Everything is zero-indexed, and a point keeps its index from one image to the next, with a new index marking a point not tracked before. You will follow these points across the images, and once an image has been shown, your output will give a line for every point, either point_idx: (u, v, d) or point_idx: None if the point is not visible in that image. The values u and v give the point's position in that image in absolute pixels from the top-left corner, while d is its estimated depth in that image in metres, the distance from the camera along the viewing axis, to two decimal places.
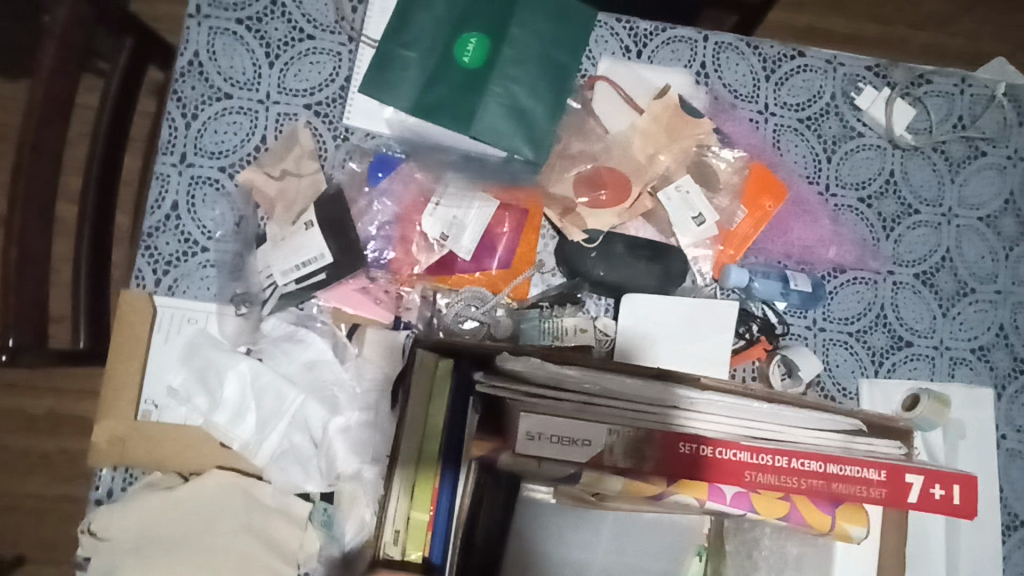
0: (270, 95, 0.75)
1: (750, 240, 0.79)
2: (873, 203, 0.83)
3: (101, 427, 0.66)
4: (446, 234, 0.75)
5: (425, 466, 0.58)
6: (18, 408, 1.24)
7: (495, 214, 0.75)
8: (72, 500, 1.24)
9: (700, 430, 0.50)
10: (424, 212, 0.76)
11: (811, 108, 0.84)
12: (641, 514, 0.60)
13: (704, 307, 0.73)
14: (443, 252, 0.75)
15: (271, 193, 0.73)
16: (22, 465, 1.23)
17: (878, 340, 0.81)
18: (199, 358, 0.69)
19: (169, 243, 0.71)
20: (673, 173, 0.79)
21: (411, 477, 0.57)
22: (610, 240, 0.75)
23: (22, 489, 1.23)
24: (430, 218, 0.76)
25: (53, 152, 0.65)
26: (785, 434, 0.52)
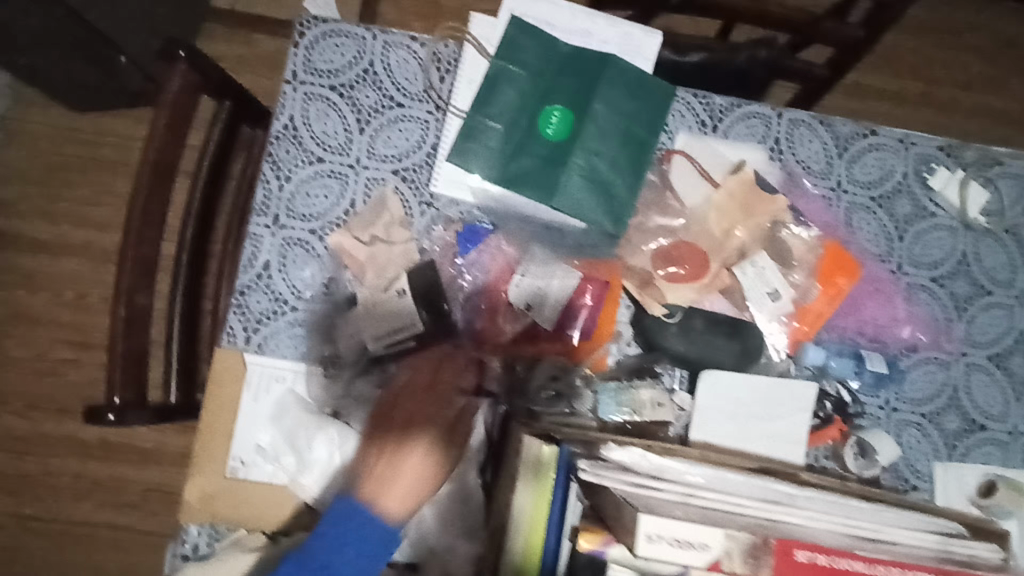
0: (359, 161, 0.77)
1: (825, 317, 0.79)
2: (945, 283, 0.84)
3: (193, 483, 0.68)
4: (530, 303, 0.75)
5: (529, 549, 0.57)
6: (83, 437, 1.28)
7: (578, 285, 0.75)
8: None
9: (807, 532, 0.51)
10: (510, 282, 0.76)
11: (883, 186, 0.85)
12: None
13: (780, 387, 0.74)
14: (526, 320, 0.75)
15: (361, 257, 0.74)
16: None
17: (952, 422, 0.81)
18: (289, 419, 0.70)
19: (259, 301, 0.73)
20: (748, 248, 0.79)
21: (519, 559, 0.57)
22: (689, 315, 0.76)
23: None
24: (516, 288, 0.76)
25: (159, 221, 0.68)
26: (887, 536, 0.52)
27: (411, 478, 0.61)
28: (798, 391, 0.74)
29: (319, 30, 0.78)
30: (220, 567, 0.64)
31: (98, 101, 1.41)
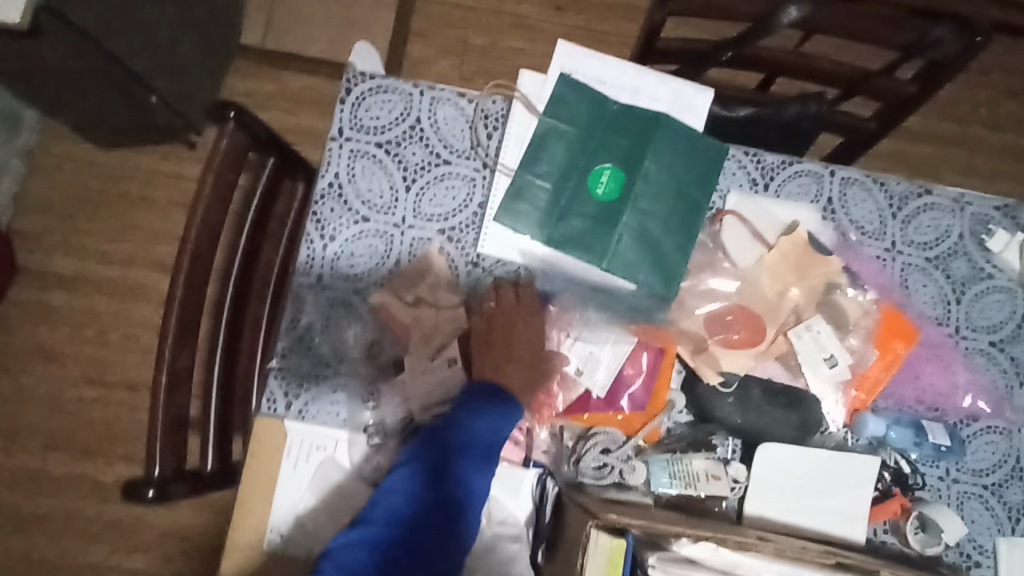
0: (405, 219, 0.75)
1: (882, 384, 0.77)
2: (1005, 347, 0.81)
3: (230, 559, 0.67)
4: (582, 370, 0.73)
5: None
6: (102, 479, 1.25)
7: (631, 351, 0.73)
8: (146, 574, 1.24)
9: None
10: (564, 346, 0.74)
11: (939, 247, 0.82)
12: None
13: (837, 460, 0.71)
14: (579, 390, 0.72)
15: (406, 320, 0.72)
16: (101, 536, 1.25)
17: (1016, 495, 0.77)
18: (329, 490, 0.68)
19: (300, 365, 0.71)
20: (802, 310, 0.77)
21: None
22: (746, 384, 0.73)
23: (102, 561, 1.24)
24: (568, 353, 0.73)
25: (201, 283, 0.67)
26: None
27: (527, 350, 0.72)
28: (859, 466, 0.71)
29: (367, 86, 0.77)
30: None
31: (126, 136, 1.40)
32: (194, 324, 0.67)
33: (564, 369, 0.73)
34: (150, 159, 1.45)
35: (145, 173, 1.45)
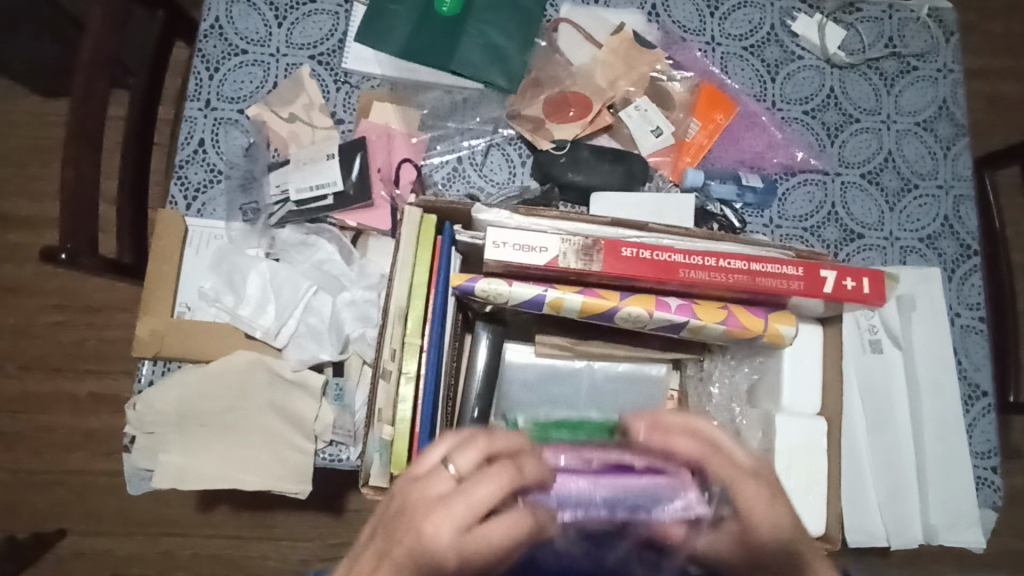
0: (279, 50, 0.87)
1: (705, 149, 0.89)
2: (817, 114, 0.93)
3: (143, 322, 0.75)
4: (507, 295, 0.59)
5: (412, 314, 0.61)
6: (63, 390, 1.29)
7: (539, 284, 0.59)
8: (114, 474, 1.27)
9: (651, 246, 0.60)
10: (484, 291, 0.59)
11: (753, 37, 0.94)
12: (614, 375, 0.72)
13: (658, 200, 0.82)
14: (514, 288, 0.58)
15: (283, 133, 0.85)
16: (63, 442, 1.27)
17: (832, 233, 0.90)
18: (225, 264, 0.79)
19: (197, 172, 0.82)
20: (632, 96, 0.89)
21: (401, 320, 0.60)
22: (577, 148, 0.85)
23: (64, 465, 1.27)
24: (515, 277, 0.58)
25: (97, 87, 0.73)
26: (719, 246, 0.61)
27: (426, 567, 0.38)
28: (675, 202, 0.83)
29: None
30: (191, 376, 0.75)
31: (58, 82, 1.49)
32: (97, 124, 0.74)
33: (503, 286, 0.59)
34: (21, 89, 1.33)
35: (16, 100, 1.33)
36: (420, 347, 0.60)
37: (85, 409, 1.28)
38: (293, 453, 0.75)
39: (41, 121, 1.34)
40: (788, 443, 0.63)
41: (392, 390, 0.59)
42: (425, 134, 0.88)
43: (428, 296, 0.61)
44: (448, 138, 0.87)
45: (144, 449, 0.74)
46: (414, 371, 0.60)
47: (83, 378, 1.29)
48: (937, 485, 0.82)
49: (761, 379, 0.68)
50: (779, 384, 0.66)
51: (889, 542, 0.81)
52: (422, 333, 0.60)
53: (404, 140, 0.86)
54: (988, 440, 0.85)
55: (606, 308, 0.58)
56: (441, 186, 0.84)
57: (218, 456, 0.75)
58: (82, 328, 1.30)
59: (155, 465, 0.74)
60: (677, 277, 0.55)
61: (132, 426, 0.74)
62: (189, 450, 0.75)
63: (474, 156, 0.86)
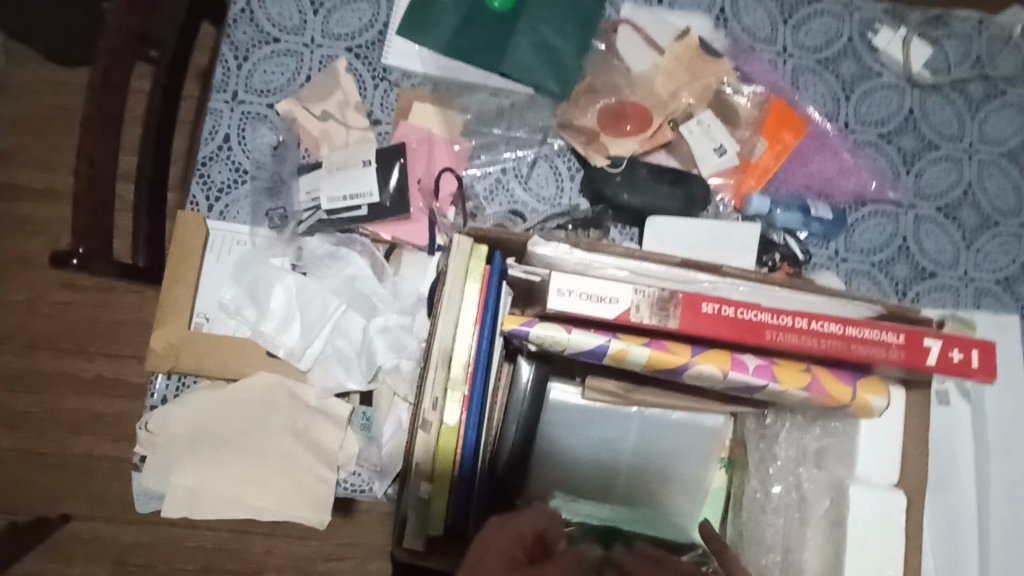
0: (314, 39, 0.80)
1: (771, 172, 0.82)
2: (893, 138, 0.85)
3: (157, 335, 0.70)
4: (566, 343, 0.52)
5: (458, 357, 0.55)
6: (71, 372, 1.21)
7: (602, 333, 0.52)
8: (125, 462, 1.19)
9: (728, 292, 0.55)
10: (542, 337, 0.52)
11: (828, 50, 0.86)
12: (666, 420, 0.66)
13: (719, 228, 0.76)
14: (576, 338, 0.52)
15: (315, 132, 0.78)
16: (71, 424, 1.19)
17: (902, 270, 0.82)
18: (247, 274, 0.73)
19: (220, 171, 0.75)
20: (695, 109, 0.82)
21: (444, 362, 0.54)
22: (633, 166, 0.78)
23: (70, 448, 1.19)
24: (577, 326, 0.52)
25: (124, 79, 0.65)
26: (801, 299, 0.56)
27: None
28: (738, 232, 0.76)
29: None
30: (206, 396, 0.69)
31: None
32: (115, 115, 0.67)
33: (562, 333, 0.52)
34: (35, 57, 1.26)
35: (31, 68, 1.27)
36: (465, 396, 0.54)
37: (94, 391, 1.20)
38: (312, 481, 0.68)
39: (56, 92, 1.27)
40: (862, 517, 0.57)
41: (430, 441, 0.53)
42: (468, 141, 0.81)
43: (474, 338, 0.56)
44: (493, 147, 0.81)
45: (155, 469, 0.68)
46: (456, 421, 0.54)
47: (93, 359, 1.21)
48: (1001, 553, 0.75)
49: (831, 442, 0.62)
50: (853, 450, 0.60)
51: None
52: (467, 379, 0.55)
53: (446, 146, 0.80)
54: None
55: (676, 365, 0.52)
56: (482, 200, 0.78)
57: (232, 480, 0.68)
58: (94, 309, 1.22)
59: (165, 488, 0.67)
60: (763, 339, 0.49)
61: (142, 445, 0.68)
62: (201, 473, 0.68)
63: (522, 168, 0.79)
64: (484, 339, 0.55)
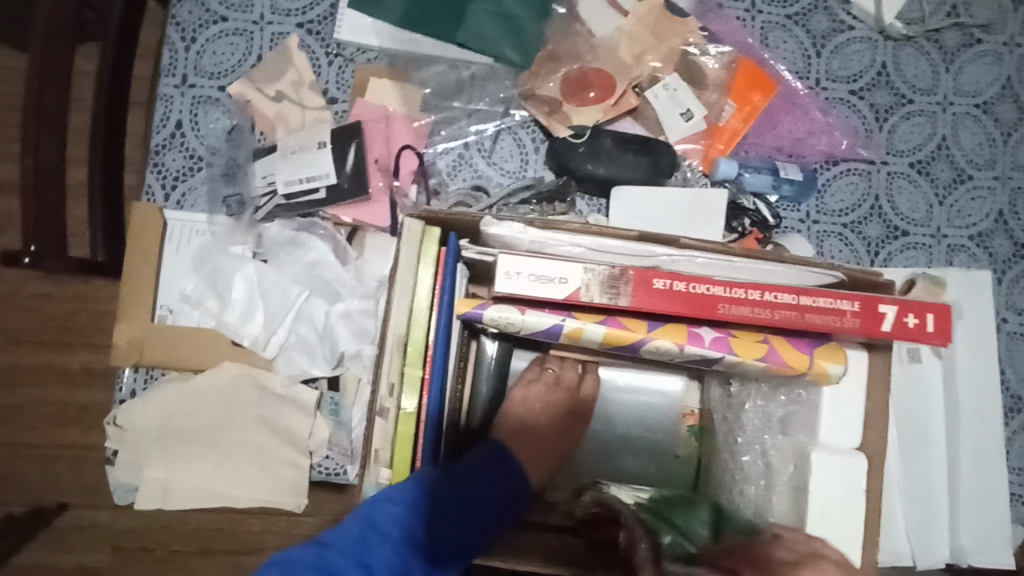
0: (263, 16, 0.77)
1: (740, 135, 0.80)
2: (865, 95, 0.83)
3: (120, 329, 0.69)
4: (521, 326, 0.52)
5: (413, 343, 0.55)
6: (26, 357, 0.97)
7: (558, 315, 0.51)
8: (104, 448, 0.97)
9: (686, 265, 0.54)
10: (499, 320, 0.52)
11: (798, 4, 0.83)
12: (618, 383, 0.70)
13: (687, 196, 0.74)
14: (530, 321, 0.51)
15: (269, 114, 0.76)
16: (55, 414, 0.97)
17: (874, 230, 0.81)
18: (208, 264, 0.72)
19: (175, 159, 0.74)
20: (660, 72, 0.80)
21: (400, 349, 0.54)
22: (598, 135, 0.76)
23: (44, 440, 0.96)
24: (532, 311, 0.51)
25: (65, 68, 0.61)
26: (760, 268, 0.55)
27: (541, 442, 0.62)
28: (705, 199, 0.75)
29: None
30: (173, 391, 0.70)
31: None
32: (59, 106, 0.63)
33: (517, 316, 0.51)
34: None
35: None
36: (422, 380, 0.54)
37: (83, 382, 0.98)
38: (285, 469, 0.70)
39: None
40: (824, 483, 0.57)
41: (388, 428, 0.53)
42: (428, 117, 0.78)
43: (430, 321, 0.55)
44: (453, 120, 0.78)
45: (128, 464, 0.70)
46: (414, 408, 0.54)
47: (76, 349, 0.98)
48: (971, 505, 0.76)
49: (795, 410, 0.62)
50: (815, 417, 0.60)
51: (915, 562, 0.76)
52: (422, 367, 0.54)
53: (405, 123, 0.77)
54: None
55: (632, 341, 0.51)
56: (445, 176, 0.77)
57: (203, 472, 0.70)
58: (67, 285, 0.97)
59: (139, 480, 0.70)
60: (715, 313, 0.49)
61: (110, 442, 0.69)
62: (173, 465, 0.70)
63: (484, 142, 0.78)
64: (443, 325, 0.54)
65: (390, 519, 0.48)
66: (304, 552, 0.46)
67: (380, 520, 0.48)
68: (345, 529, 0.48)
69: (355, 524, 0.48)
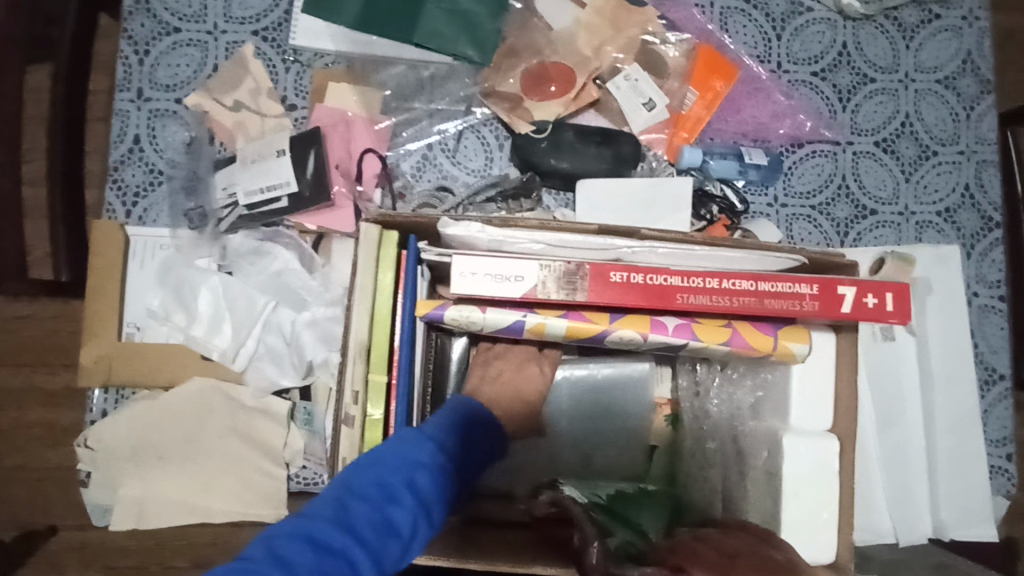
0: (217, 25, 0.76)
1: (704, 122, 0.80)
2: (827, 76, 0.83)
3: (87, 349, 0.69)
4: (482, 324, 0.52)
5: (377, 348, 0.54)
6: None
7: (518, 310, 0.51)
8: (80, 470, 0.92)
9: (646, 256, 0.54)
10: (460, 320, 0.51)
11: None
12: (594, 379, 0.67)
13: (652, 185, 0.74)
14: (491, 319, 0.51)
15: (228, 124, 0.75)
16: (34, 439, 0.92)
17: (842, 211, 0.82)
18: (173, 278, 0.71)
19: (134, 174, 0.73)
20: (621, 63, 0.80)
21: (363, 354, 0.54)
22: (559, 130, 0.76)
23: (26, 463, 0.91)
24: (492, 308, 0.51)
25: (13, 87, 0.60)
26: (721, 255, 0.55)
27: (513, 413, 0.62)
28: (671, 187, 0.75)
29: None
30: (144, 408, 0.69)
31: None
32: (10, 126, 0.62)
33: (477, 315, 0.51)
34: None
35: None
36: (388, 385, 0.54)
37: (66, 405, 0.93)
38: (261, 481, 0.69)
39: None
40: (797, 467, 0.57)
41: (355, 436, 0.52)
42: (389, 119, 0.77)
43: (394, 324, 0.55)
44: (414, 121, 0.78)
45: (102, 484, 0.69)
46: (381, 414, 0.54)
47: (59, 370, 0.93)
48: (950, 479, 0.77)
49: (765, 394, 0.62)
50: (784, 401, 0.60)
51: (897, 539, 0.76)
52: (387, 370, 0.54)
53: (366, 126, 0.76)
54: (1003, 428, 0.79)
55: (594, 334, 0.51)
56: (409, 178, 0.76)
57: (178, 488, 0.70)
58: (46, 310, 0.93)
59: (113, 500, 0.69)
60: (674, 303, 0.49)
61: (83, 462, 0.69)
62: (148, 483, 0.70)
63: (446, 141, 0.77)
64: (405, 328, 0.54)
65: (405, 475, 0.44)
66: (316, 512, 0.39)
67: (394, 477, 0.43)
68: (353, 486, 0.42)
69: (366, 482, 0.42)
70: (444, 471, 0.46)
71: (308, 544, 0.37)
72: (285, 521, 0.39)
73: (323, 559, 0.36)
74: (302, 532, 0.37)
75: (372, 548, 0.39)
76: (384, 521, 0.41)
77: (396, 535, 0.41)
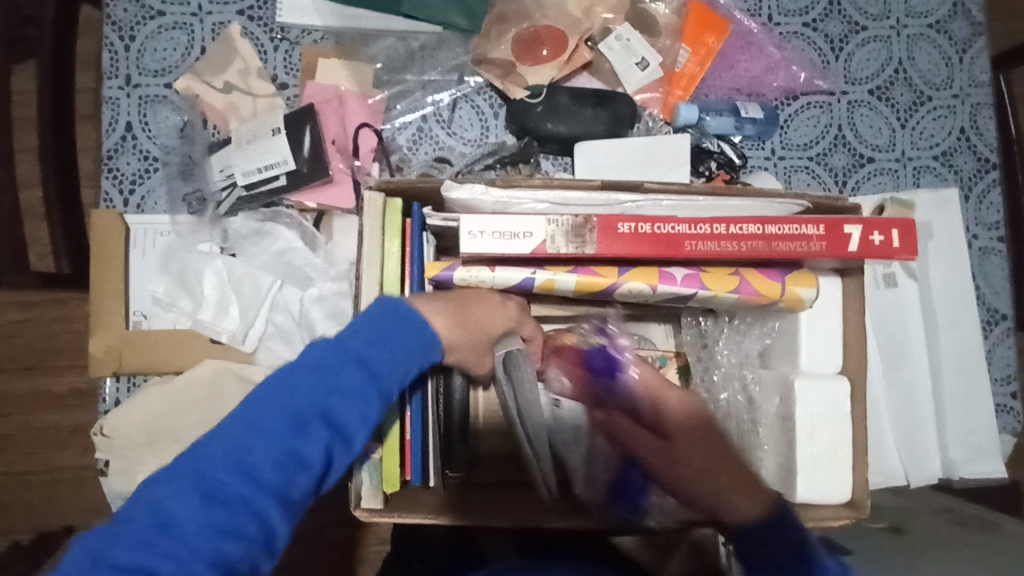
0: (201, 7, 0.75)
1: (698, 79, 0.80)
2: (819, 26, 0.83)
3: (96, 340, 0.69)
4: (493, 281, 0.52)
5: None
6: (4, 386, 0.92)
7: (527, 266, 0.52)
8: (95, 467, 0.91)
9: (653, 208, 0.54)
10: (472, 281, 0.52)
11: None
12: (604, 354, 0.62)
13: (652, 143, 0.74)
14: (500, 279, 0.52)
15: (220, 106, 0.74)
16: (46, 439, 0.92)
17: (840, 160, 0.82)
18: (176, 263, 0.71)
19: (129, 162, 0.73)
20: (612, 23, 0.79)
21: None
22: (555, 93, 0.75)
23: (36, 466, 0.91)
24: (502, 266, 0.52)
25: None
26: (724, 205, 0.55)
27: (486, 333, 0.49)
28: (670, 144, 0.74)
29: None
30: (155, 394, 0.70)
31: None
32: None
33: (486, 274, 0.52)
34: None
35: None
36: None
37: (74, 405, 0.92)
38: None
39: None
40: (809, 409, 0.58)
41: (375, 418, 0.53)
42: (382, 93, 0.77)
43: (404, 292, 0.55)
44: (408, 94, 0.77)
45: (121, 471, 0.70)
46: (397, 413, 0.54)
47: (65, 371, 0.92)
48: (957, 421, 0.78)
49: (773, 341, 0.63)
50: (794, 347, 0.61)
51: (908, 480, 0.77)
52: None
53: (359, 101, 0.76)
54: (1008, 366, 0.80)
55: (604, 286, 0.52)
56: (406, 151, 0.76)
57: None
58: (50, 310, 0.92)
59: (133, 487, 0.70)
60: (682, 251, 0.50)
61: (100, 451, 0.69)
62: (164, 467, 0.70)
63: (442, 113, 0.77)
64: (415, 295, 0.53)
65: (318, 399, 0.37)
66: (210, 451, 0.35)
67: (302, 403, 0.37)
68: (251, 419, 0.36)
69: (268, 412, 0.36)
70: (370, 381, 0.39)
71: (199, 498, 0.33)
72: (177, 460, 0.35)
73: (216, 510, 0.33)
74: (193, 479, 0.34)
75: (274, 487, 0.35)
76: (290, 455, 0.35)
77: (303, 469, 0.36)
